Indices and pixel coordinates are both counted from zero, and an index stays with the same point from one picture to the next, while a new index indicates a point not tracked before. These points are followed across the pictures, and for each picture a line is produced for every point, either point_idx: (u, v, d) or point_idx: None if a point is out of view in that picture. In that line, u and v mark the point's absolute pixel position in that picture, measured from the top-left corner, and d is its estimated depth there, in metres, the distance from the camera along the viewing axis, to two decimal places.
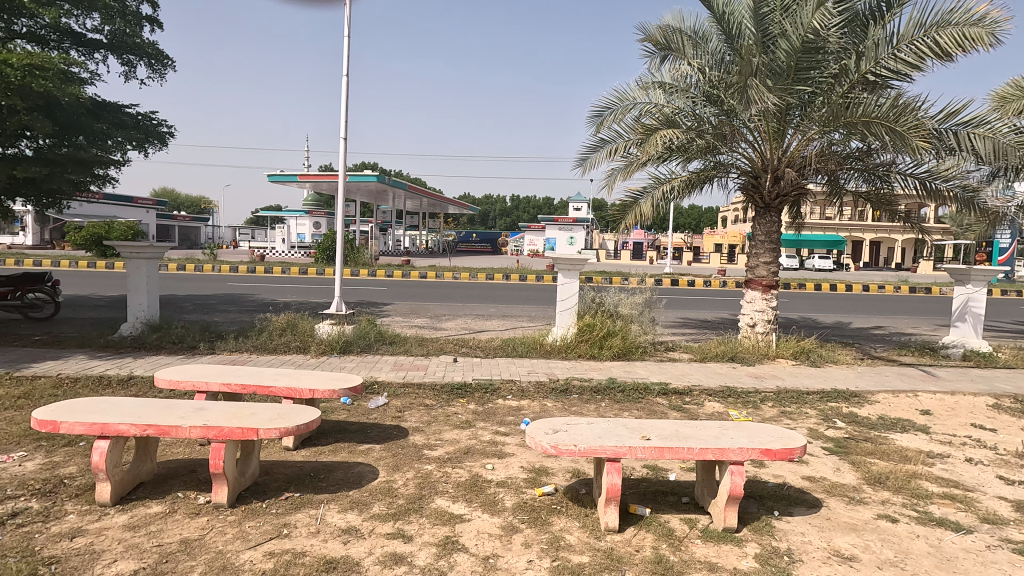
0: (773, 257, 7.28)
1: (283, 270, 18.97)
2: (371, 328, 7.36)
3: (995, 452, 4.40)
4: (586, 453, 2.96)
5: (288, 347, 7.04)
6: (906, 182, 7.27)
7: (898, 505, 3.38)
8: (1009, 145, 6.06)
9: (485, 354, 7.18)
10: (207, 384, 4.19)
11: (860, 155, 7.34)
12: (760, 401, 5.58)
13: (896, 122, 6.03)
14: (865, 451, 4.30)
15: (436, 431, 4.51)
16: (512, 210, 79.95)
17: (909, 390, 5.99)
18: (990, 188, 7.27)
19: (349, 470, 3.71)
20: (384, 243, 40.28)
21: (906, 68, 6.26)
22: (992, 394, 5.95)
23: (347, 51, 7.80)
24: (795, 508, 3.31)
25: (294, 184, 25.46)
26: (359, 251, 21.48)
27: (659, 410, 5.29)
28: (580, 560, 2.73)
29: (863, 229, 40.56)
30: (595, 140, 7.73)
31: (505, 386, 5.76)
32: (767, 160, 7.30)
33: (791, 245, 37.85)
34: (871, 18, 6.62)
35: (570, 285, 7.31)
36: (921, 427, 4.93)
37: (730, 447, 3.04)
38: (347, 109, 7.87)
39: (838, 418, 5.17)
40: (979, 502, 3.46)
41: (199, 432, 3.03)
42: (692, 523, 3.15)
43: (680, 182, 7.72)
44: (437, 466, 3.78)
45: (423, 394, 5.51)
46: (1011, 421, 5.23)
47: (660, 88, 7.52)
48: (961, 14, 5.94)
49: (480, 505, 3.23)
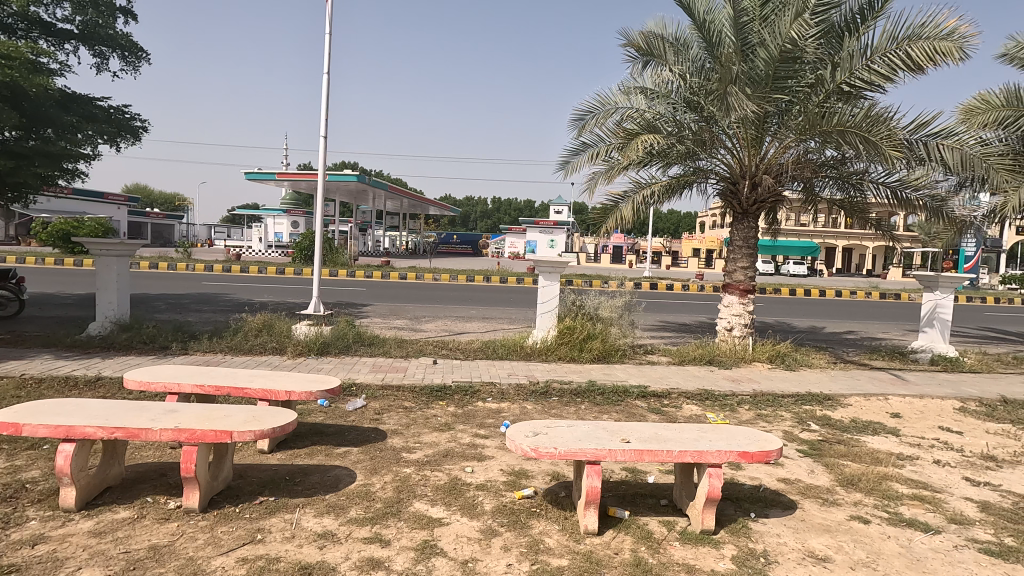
0: (750, 262, 7.36)
1: (260, 268, 18.70)
2: (350, 330, 7.31)
3: (962, 454, 4.52)
4: (567, 456, 2.95)
5: (264, 347, 6.91)
6: (879, 191, 7.45)
7: (869, 506, 3.46)
8: (976, 156, 6.27)
9: (466, 356, 7.18)
10: (179, 385, 4.08)
11: (835, 163, 7.46)
12: (736, 404, 5.67)
13: (870, 131, 6.18)
14: (838, 453, 4.38)
15: (415, 434, 4.48)
16: (493, 211, 80.07)
17: (880, 394, 6.13)
18: (957, 198, 7.40)
19: (326, 473, 3.65)
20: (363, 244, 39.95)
21: (880, 79, 6.44)
22: (959, 398, 6.14)
23: (327, 50, 7.70)
24: (770, 510, 3.36)
25: (273, 182, 25.09)
26: (338, 251, 21.28)
27: (638, 412, 5.34)
28: (559, 563, 2.73)
29: (836, 236, 41.48)
30: (576, 143, 7.77)
31: (485, 388, 5.73)
32: (745, 167, 7.41)
33: (767, 251, 38.64)
34: (846, 30, 6.79)
35: (551, 287, 7.33)
36: (891, 430, 5.05)
37: (708, 450, 3.06)
38: (328, 106, 7.81)
39: (813, 421, 5.26)
40: (947, 503, 3.55)
41: (170, 435, 2.94)
42: (671, 525, 3.16)
43: (660, 187, 7.77)
44: (416, 469, 3.74)
45: (402, 396, 5.46)
46: (976, 424, 5.39)
47: (642, 93, 7.68)
48: (931, 28, 6.14)
49: (459, 508, 3.20)
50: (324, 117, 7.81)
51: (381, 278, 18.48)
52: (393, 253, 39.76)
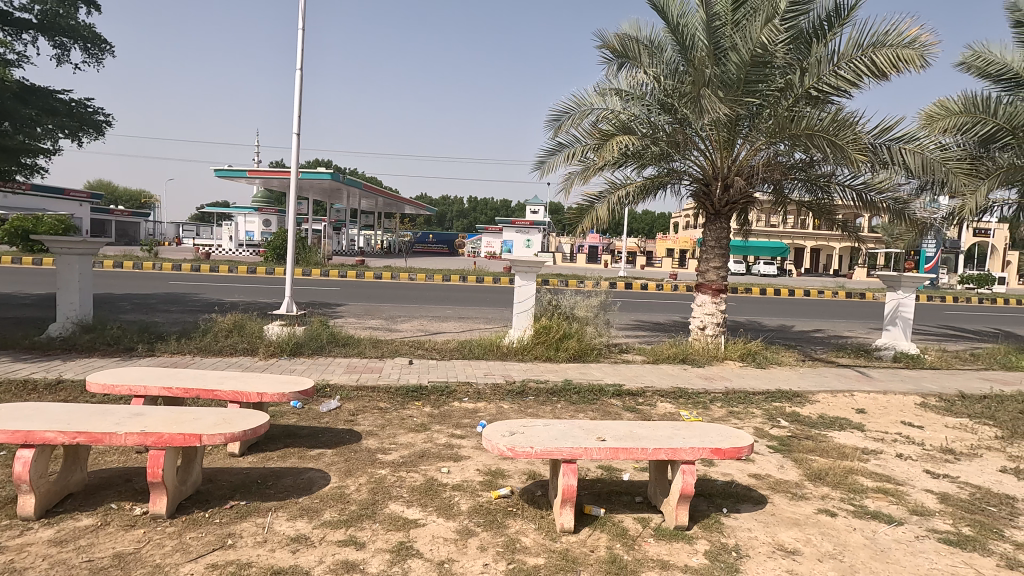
0: (722, 262, 7.50)
1: (231, 267, 18.27)
2: (323, 330, 7.20)
3: (923, 448, 4.69)
4: (543, 455, 2.96)
5: (235, 348, 6.75)
6: (845, 193, 7.66)
7: (836, 500, 3.56)
8: (936, 160, 6.50)
9: (442, 356, 7.14)
10: (145, 388, 3.95)
11: (804, 166, 7.65)
12: (709, 401, 5.77)
13: (837, 135, 6.36)
14: (806, 448, 4.50)
15: (390, 434, 4.43)
16: (469, 211, 79.91)
17: (846, 390, 6.31)
18: (919, 201, 7.68)
19: (299, 476, 3.59)
20: (337, 243, 39.40)
21: (846, 84, 6.63)
22: (920, 393, 6.36)
23: (300, 46, 7.57)
24: (741, 505, 3.43)
25: (244, 180, 24.54)
26: (312, 250, 20.94)
27: (613, 410, 5.38)
28: (536, 561, 2.74)
29: (805, 237, 42.53)
30: (552, 144, 7.81)
31: (462, 388, 5.71)
32: (718, 169, 7.54)
33: (738, 251, 39.40)
34: (814, 36, 6.96)
35: (527, 287, 7.35)
36: (856, 425, 5.21)
37: (682, 446, 3.11)
38: (300, 103, 7.68)
39: (782, 417, 5.38)
40: (909, 495, 3.68)
41: (136, 439, 2.86)
42: (645, 522, 3.20)
43: (635, 188, 7.85)
44: (391, 470, 3.71)
45: (377, 397, 5.41)
46: (936, 419, 5.60)
47: (617, 95, 7.75)
48: (894, 36, 6.35)
49: (435, 509, 3.18)
50: (297, 114, 7.68)
51: (355, 277, 18.24)
52: (368, 253, 39.31)
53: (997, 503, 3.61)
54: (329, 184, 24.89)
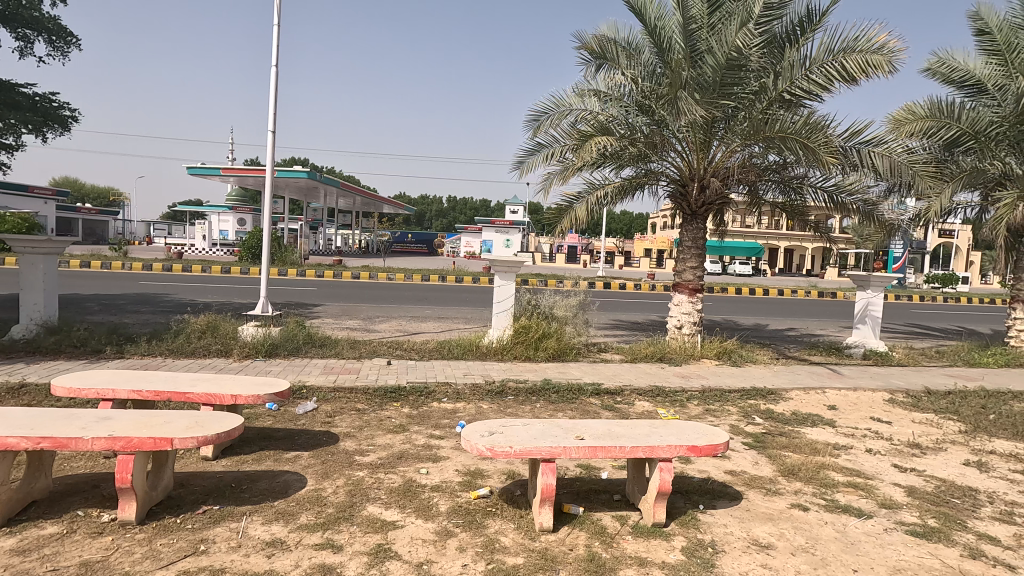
0: (698, 262, 7.60)
1: (204, 267, 17.88)
2: (300, 331, 7.09)
3: (891, 443, 4.82)
4: (522, 454, 2.96)
5: (208, 349, 6.61)
6: (817, 195, 7.84)
7: (809, 495, 3.64)
8: (903, 163, 6.70)
9: (421, 356, 7.09)
10: (113, 392, 3.84)
11: (777, 168, 7.79)
12: (686, 399, 5.85)
13: (809, 138, 6.50)
14: (780, 444, 4.59)
15: (368, 436, 4.39)
16: (449, 210, 79.64)
17: (819, 387, 6.46)
18: (887, 202, 7.89)
19: (274, 479, 3.53)
20: (314, 243, 38.85)
21: (818, 89, 6.78)
22: (888, 390, 6.54)
23: (275, 42, 7.45)
24: (718, 502, 3.48)
25: (217, 178, 24.04)
26: (288, 250, 20.61)
27: (592, 409, 5.41)
28: (515, 561, 2.74)
29: (778, 238, 43.38)
30: (531, 144, 7.83)
31: (441, 388, 5.68)
32: (694, 170, 7.65)
33: (714, 251, 40.01)
34: (787, 41, 7.11)
35: (507, 287, 7.35)
36: (828, 422, 5.33)
37: (659, 444, 3.14)
38: (276, 100, 7.56)
39: (757, 414, 5.48)
40: (878, 489, 3.78)
41: (104, 443, 2.78)
42: (623, 519, 3.23)
43: (613, 188, 7.91)
44: (369, 472, 3.67)
45: (355, 398, 5.35)
46: (903, 414, 5.77)
47: (595, 96, 7.80)
48: (863, 43, 6.52)
49: (414, 510, 3.16)
50: (272, 111, 7.55)
51: (332, 277, 18.01)
52: (346, 253, 38.86)
53: (961, 495, 3.74)
54: (306, 183, 24.54)
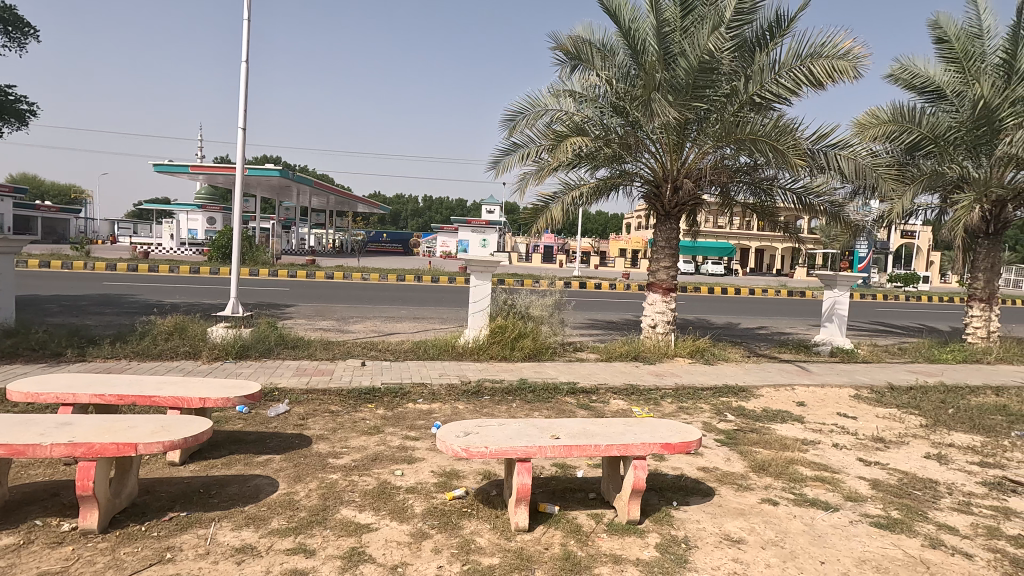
0: (672, 262, 7.71)
1: (171, 267, 17.39)
2: (271, 332, 6.96)
3: (856, 437, 4.97)
4: (498, 454, 2.96)
5: (175, 352, 6.43)
6: (786, 196, 8.02)
7: (778, 489, 3.72)
8: (868, 166, 6.90)
9: (396, 357, 7.03)
10: (74, 396, 3.71)
11: (748, 169, 7.95)
12: (660, 397, 5.92)
13: (778, 141, 6.64)
14: (751, 441, 4.68)
15: (342, 438, 4.33)
16: (424, 210, 79.16)
17: (788, 384, 6.61)
18: (852, 204, 8.12)
19: (245, 484, 3.45)
20: (286, 242, 38.14)
21: (787, 92, 6.94)
22: (854, 386, 6.75)
23: (245, 38, 7.29)
24: (691, 498, 3.54)
25: (186, 176, 23.42)
26: (259, 250, 20.19)
27: (568, 409, 5.44)
28: (490, 561, 2.73)
29: (750, 238, 44.30)
30: (507, 143, 7.83)
31: (416, 389, 5.64)
32: (667, 171, 7.75)
33: (688, 251, 40.64)
34: (757, 45, 7.26)
35: (483, 287, 7.33)
36: (797, 418, 5.47)
37: (634, 442, 3.17)
38: (246, 96, 7.40)
39: (729, 411, 5.58)
40: (844, 483, 3.89)
41: (63, 450, 2.68)
42: (599, 517, 3.25)
43: (588, 189, 7.96)
44: (343, 474, 3.62)
45: (328, 400, 5.27)
46: (868, 409, 5.95)
47: (571, 97, 7.85)
48: (829, 48, 6.70)
49: (388, 513, 3.13)
50: (242, 108, 7.39)
51: (306, 278, 17.71)
52: (319, 252, 38.26)
53: (922, 487, 3.87)
54: (278, 182, 24.09)
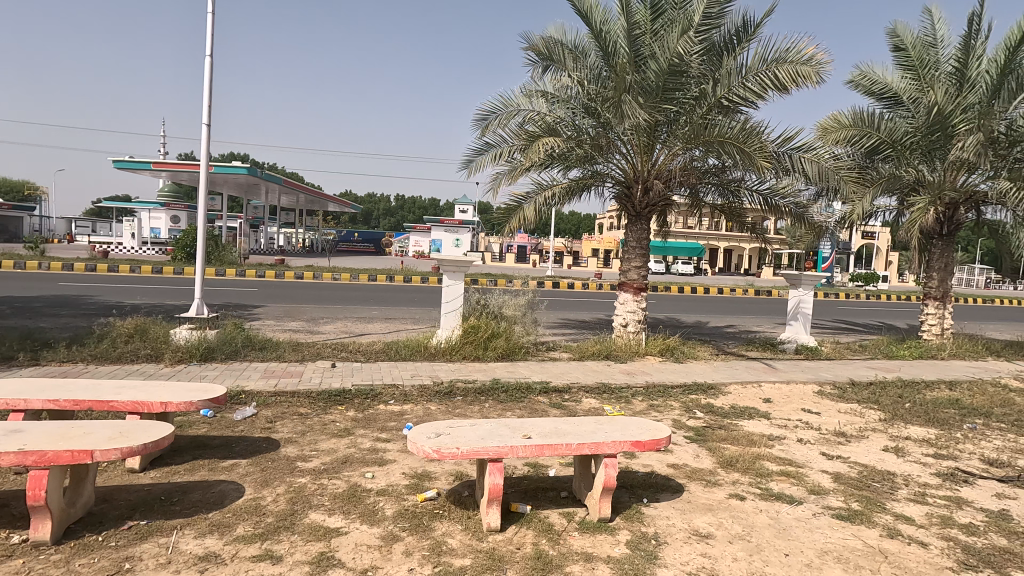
0: (643, 261, 7.80)
1: (132, 267, 16.81)
2: (238, 334, 6.78)
3: (819, 432, 5.12)
4: (469, 455, 2.95)
5: (136, 354, 6.22)
6: (753, 198, 8.21)
7: (745, 484, 3.80)
8: (830, 169, 7.11)
9: (367, 358, 6.93)
10: (26, 402, 3.55)
11: (716, 171, 8.11)
12: (631, 396, 5.99)
13: (745, 143, 6.78)
14: (719, 437, 4.78)
15: (311, 441, 4.25)
16: (397, 209, 78.44)
17: (755, 381, 6.78)
18: (815, 206, 8.36)
19: (209, 490, 3.36)
20: (254, 242, 37.29)
21: (753, 96, 7.10)
22: (818, 382, 6.95)
23: (209, 31, 7.09)
24: (660, 494, 3.59)
25: (148, 172, 22.67)
26: (226, 249, 19.68)
27: (540, 408, 5.46)
28: (462, 563, 2.72)
29: (719, 239, 45.21)
30: (480, 143, 7.81)
31: (388, 390, 5.58)
32: (638, 172, 7.85)
33: (659, 251, 41.26)
34: (725, 50, 7.41)
35: (455, 286, 7.30)
36: (763, 414, 5.60)
37: (605, 440, 3.20)
38: (210, 91, 7.20)
39: (698, 409, 5.68)
40: (808, 476, 4.00)
41: (13, 459, 2.56)
42: (570, 516, 3.27)
43: (561, 189, 8.00)
44: (312, 478, 3.55)
45: (297, 402, 5.17)
46: (831, 405, 6.13)
47: (543, 97, 7.88)
48: (794, 53, 6.88)
49: (358, 516, 3.08)
50: (206, 103, 7.19)
51: (274, 278, 17.35)
52: (289, 252, 37.52)
53: (880, 479, 4.01)
54: (245, 180, 23.52)
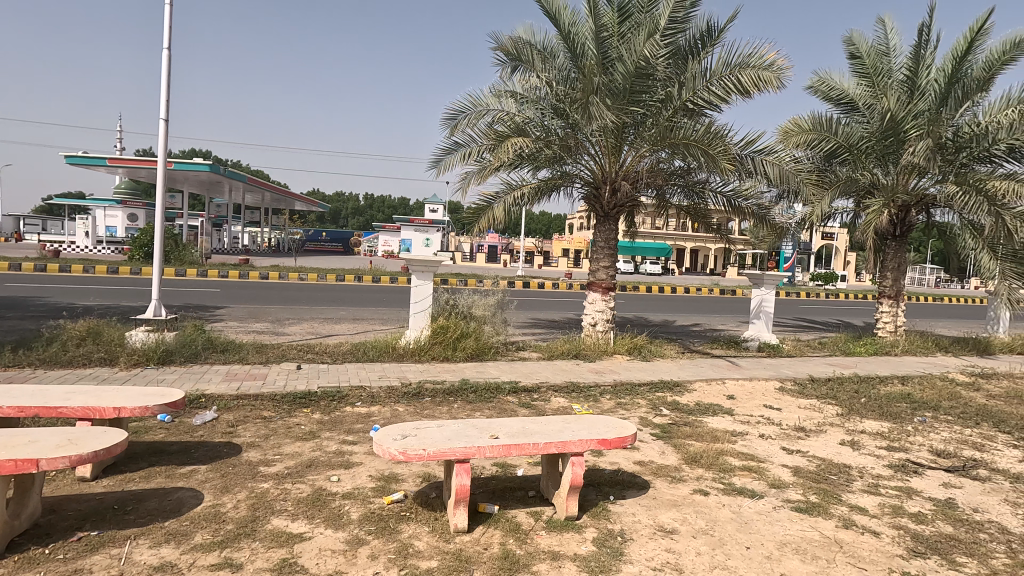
0: (611, 261, 7.89)
1: (86, 268, 16.12)
2: (198, 336, 6.58)
3: (780, 427, 5.28)
4: (436, 456, 2.93)
5: (89, 358, 5.97)
6: (717, 199, 8.39)
7: (709, 479, 3.88)
8: (790, 172, 7.32)
9: (334, 359, 6.82)
10: None
11: (682, 173, 8.26)
12: (599, 394, 6.05)
13: (710, 145, 6.92)
14: (684, 434, 4.87)
15: (275, 445, 4.16)
16: (366, 208, 77.41)
17: (719, 378, 6.94)
18: (777, 208, 8.59)
19: (166, 498, 3.24)
20: (217, 241, 36.26)
21: (717, 100, 7.26)
22: (779, 378, 7.16)
23: (167, 23, 6.86)
24: (627, 492, 3.63)
25: (103, 168, 21.79)
26: (186, 249, 19.07)
27: (510, 408, 5.46)
28: (428, 565, 2.70)
29: (686, 239, 46.10)
30: (449, 143, 7.78)
31: (355, 392, 5.49)
32: (606, 173, 7.93)
33: (628, 251, 41.83)
34: (690, 54, 7.55)
35: (424, 286, 7.24)
36: (727, 410, 5.74)
37: (572, 439, 3.22)
38: (168, 85, 6.96)
39: (664, 406, 5.78)
40: (769, 471, 4.11)
41: None
42: (538, 515, 3.28)
43: (530, 189, 8.02)
44: (275, 483, 3.47)
45: (260, 406, 5.05)
46: (791, 400, 6.32)
47: (512, 97, 7.89)
48: (756, 59, 7.06)
49: (323, 520, 3.03)
50: (164, 98, 6.95)
51: (238, 278, 16.90)
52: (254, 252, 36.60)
53: (837, 472, 4.15)
54: (208, 177, 22.85)
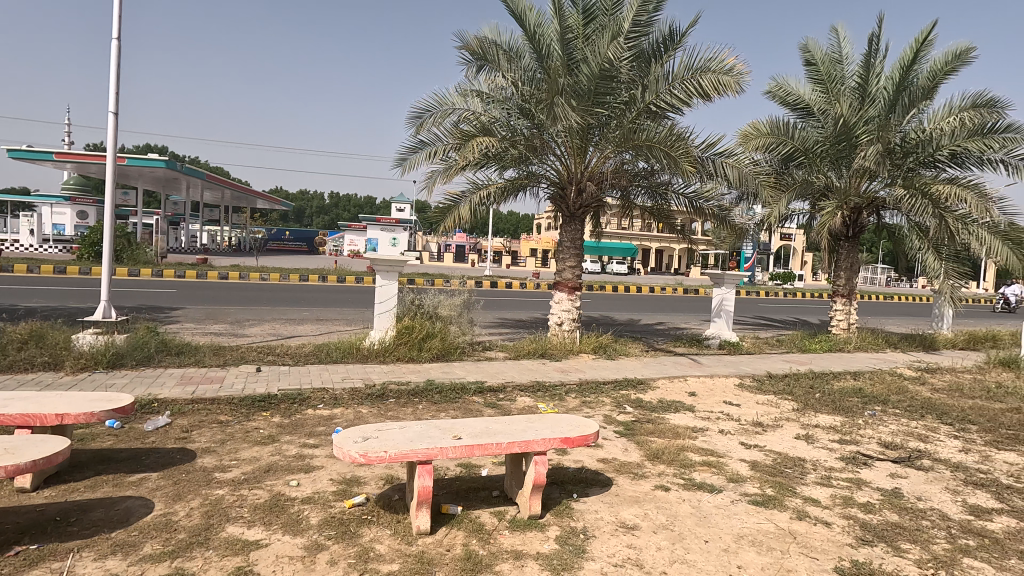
0: (577, 261, 7.96)
1: (30, 267, 15.31)
2: (151, 339, 6.33)
3: (739, 422, 5.42)
4: (398, 458, 2.89)
5: (31, 363, 5.67)
6: (680, 200, 8.56)
7: (670, 475, 3.95)
8: (749, 174, 7.52)
9: (296, 361, 6.66)
10: None
11: (646, 174, 8.40)
12: (564, 393, 6.09)
13: (672, 147, 7.05)
14: (647, 431, 4.95)
15: (232, 450, 4.03)
16: (331, 207, 76.01)
17: (681, 376, 7.08)
18: (737, 209, 8.83)
19: (113, 507, 3.11)
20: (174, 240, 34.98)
21: (679, 103, 7.40)
22: (738, 375, 7.36)
23: (116, 12, 6.58)
24: (590, 489, 3.67)
25: (49, 163, 20.75)
26: (140, 248, 18.34)
27: (475, 408, 5.44)
28: (389, 568, 2.66)
29: (651, 240, 46.91)
30: (414, 141, 7.71)
31: (316, 394, 5.38)
32: (572, 173, 7.99)
33: (595, 251, 42.29)
34: (653, 57, 7.67)
35: (389, 286, 7.16)
36: (688, 407, 5.86)
37: (535, 438, 3.23)
38: (118, 77, 6.67)
39: (628, 404, 5.86)
40: (728, 465, 4.21)
41: None
42: (502, 514, 3.28)
43: (496, 189, 8.01)
44: (231, 489, 3.37)
45: (217, 410, 4.89)
46: (750, 396, 6.50)
47: (478, 97, 7.87)
48: (716, 63, 7.23)
49: (281, 526, 2.95)
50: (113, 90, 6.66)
51: (196, 278, 16.35)
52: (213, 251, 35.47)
53: (792, 465, 4.29)
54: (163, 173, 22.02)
